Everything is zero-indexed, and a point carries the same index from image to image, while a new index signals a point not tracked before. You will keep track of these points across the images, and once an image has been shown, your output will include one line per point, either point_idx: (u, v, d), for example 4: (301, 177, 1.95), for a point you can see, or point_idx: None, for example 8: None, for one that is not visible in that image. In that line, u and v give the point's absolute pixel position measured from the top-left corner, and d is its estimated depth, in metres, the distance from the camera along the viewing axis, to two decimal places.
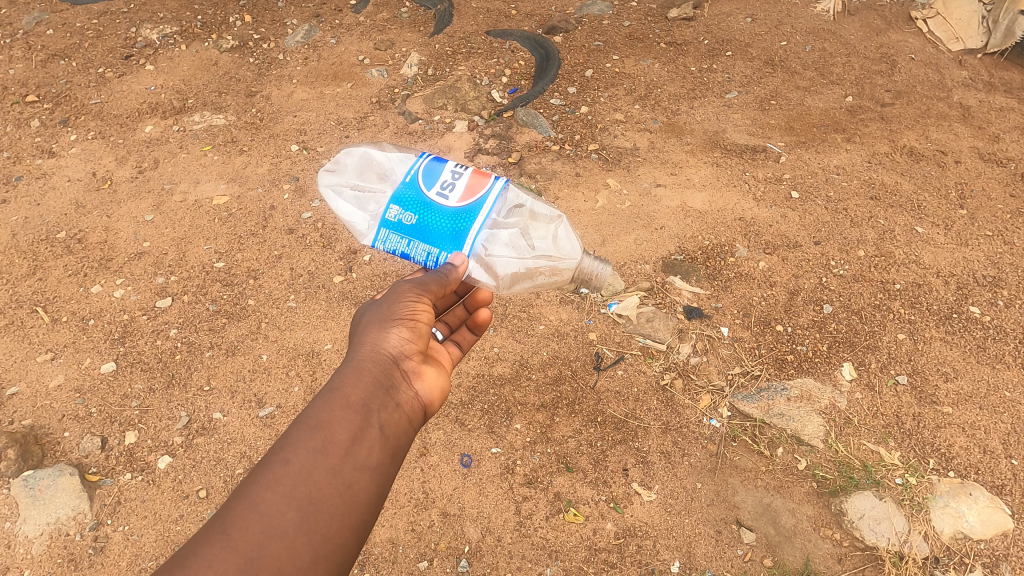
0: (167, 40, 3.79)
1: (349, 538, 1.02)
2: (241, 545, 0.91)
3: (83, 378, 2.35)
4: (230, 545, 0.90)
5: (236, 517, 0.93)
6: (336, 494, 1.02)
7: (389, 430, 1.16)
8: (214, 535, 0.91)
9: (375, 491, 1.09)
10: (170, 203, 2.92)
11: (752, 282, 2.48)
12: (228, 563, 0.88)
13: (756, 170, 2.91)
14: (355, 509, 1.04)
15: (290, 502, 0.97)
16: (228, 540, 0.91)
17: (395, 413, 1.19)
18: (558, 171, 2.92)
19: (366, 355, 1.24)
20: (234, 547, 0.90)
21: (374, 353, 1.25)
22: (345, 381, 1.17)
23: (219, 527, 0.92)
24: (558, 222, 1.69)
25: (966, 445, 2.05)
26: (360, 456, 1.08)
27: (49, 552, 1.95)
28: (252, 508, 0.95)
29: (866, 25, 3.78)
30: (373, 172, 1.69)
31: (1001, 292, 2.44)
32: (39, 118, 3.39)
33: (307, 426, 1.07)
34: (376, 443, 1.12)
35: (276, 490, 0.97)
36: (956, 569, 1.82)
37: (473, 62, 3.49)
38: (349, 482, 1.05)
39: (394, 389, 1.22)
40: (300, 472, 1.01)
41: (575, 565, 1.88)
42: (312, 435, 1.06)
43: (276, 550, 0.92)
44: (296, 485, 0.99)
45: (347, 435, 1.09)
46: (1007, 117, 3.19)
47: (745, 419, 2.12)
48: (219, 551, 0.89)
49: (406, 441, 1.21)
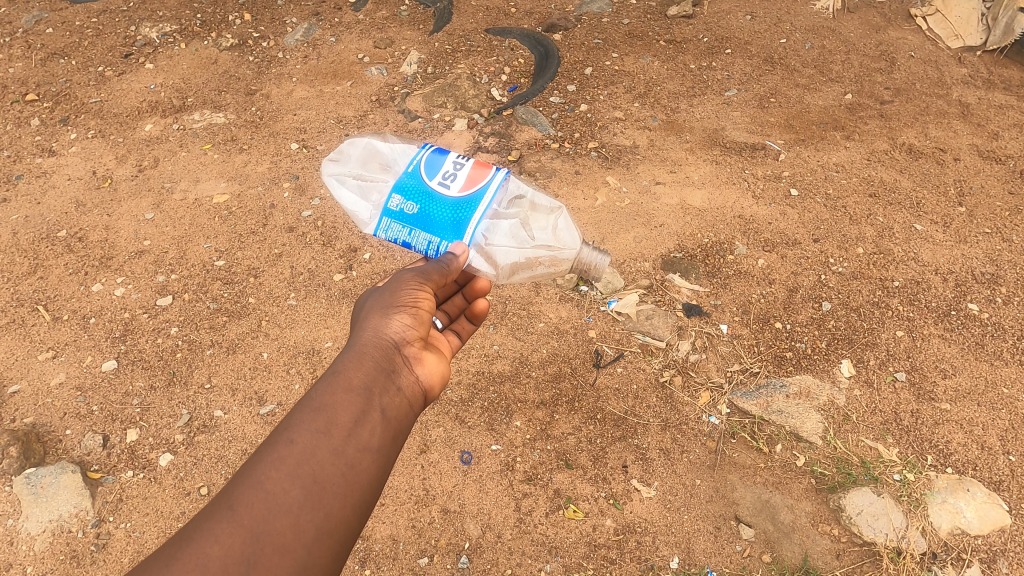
0: (166, 39, 3.79)
1: (352, 516, 1.03)
2: (247, 521, 0.92)
3: (84, 376, 2.36)
4: (236, 520, 0.92)
5: (242, 494, 0.95)
6: (340, 474, 1.03)
7: (391, 413, 1.16)
8: (220, 510, 0.93)
9: (378, 472, 1.10)
10: (170, 202, 2.92)
11: (752, 279, 2.49)
12: (234, 538, 0.90)
13: (755, 167, 2.91)
14: (358, 489, 1.05)
15: (294, 480, 0.98)
16: (234, 516, 0.92)
17: (397, 396, 1.20)
18: (558, 169, 2.92)
19: (368, 339, 1.25)
20: (240, 522, 0.92)
21: (376, 338, 1.25)
22: (347, 365, 1.18)
23: (225, 504, 0.94)
24: (558, 213, 1.71)
25: (964, 441, 2.06)
26: (362, 437, 1.09)
27: (51, 549, 1.96)
28: (257, 486, 0.96)
29: (865, 22, 3.79)
30: (377, 163, 1.70)
31: (1000, 289, 2.45)
32: (39, 117, 3.40)
33: (311, 407, 1.08)
34: (378, 425, 1.13)
35: (281, 468, 0.99)
36: (954, 564, 1.83)
37: (473, 60, 3.49)
38: (352, 462, 1.06)
39: (395, 373, 1.23)
40: (303, 452, 1.01)
41: (575, 561, 1.89)
42: (316, 416, 1.07)
43: (281, 526, 0.94)
44: (300, 463, 1.00)
45: (350, 416, 1.09)
46: (1006, 114, 3.20)
47: (744, 416, 2.13)
48: (225, 526, 0.91)
49: (408, 424, 1.22)
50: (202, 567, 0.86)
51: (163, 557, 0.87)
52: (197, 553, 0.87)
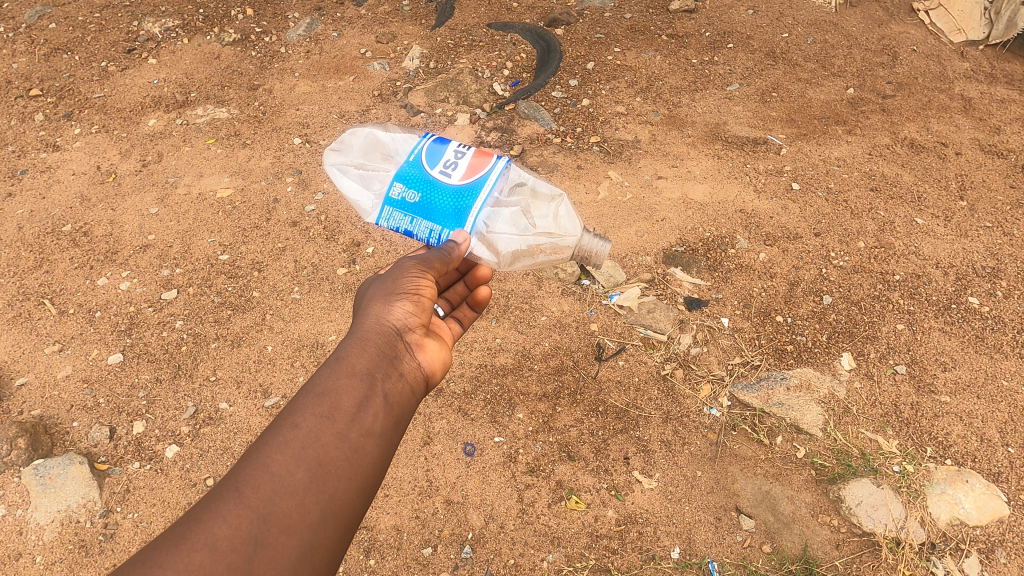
0: (168, 34, 3.80)
1: (356, 498, 1.05)
2: (254, 502, 0.94)
3: (91, 369, 2.38)
4: (243, 502, 0.94)
5: (249, 476, 0.97)
6: (344, 457, 1.05)
7: (393, 398, 1.18)
8: (228, 492, 0.94)
9: (381, 456, 1.12)
10: (174, 196, 2.94)
11: (752, 273, 2.50)
12: (242, 518, 0.92)
13: (756, 162, 2.92)
14: (362, 472, 1.07)
15: (299, 463, 1.00)
16: (242, 497, 0.94)
17: (399, 382, 1.22)
18: (560, 164, 2.93)
19: (371, 326, 1.27)
20: (247, 504, 0.93)
21: (379, 324, 1.27)
22: (349, 351, 1.20)
23: (232, 486, 0.95)
24: (559, 200, 1.71)
25: (963, 433, 2.08)
26: (365, 422, 1.11)
27: (60, 539, 1.99)
28: (263, 468, 0.98)
29: (867, 16, 3.78)
30: (378, 153, 1.72)
31: (1000, 283, 2.46)
32: (42, 112, 3.41)
33: (315, 392, 1.10)
34: (380, 410, 1.14)
35: (286, 451, 1.00)
36: (953, 554, 1.85)
37: (475, 55, 3.49)
38: (356, 446, 1.07)
39: (397, 359, 1.25)
40: (308, 436, 1.03)
41: (576, 552, 1.91)
42: (320, 401, 1.08)
43: (287, 507, 0.96)
44: (305, 447, 1.02)
45: (353, 401, 1.11)
46: (1008, 108, 3.20)
47: (745, 409, 2.15)
48: (233, 508, 0.93)
49: (411, 409, 1.24)
50: (210, 546, 0.88)
51: (172, 537, 0.89)
52: (205, 533, 0.89)
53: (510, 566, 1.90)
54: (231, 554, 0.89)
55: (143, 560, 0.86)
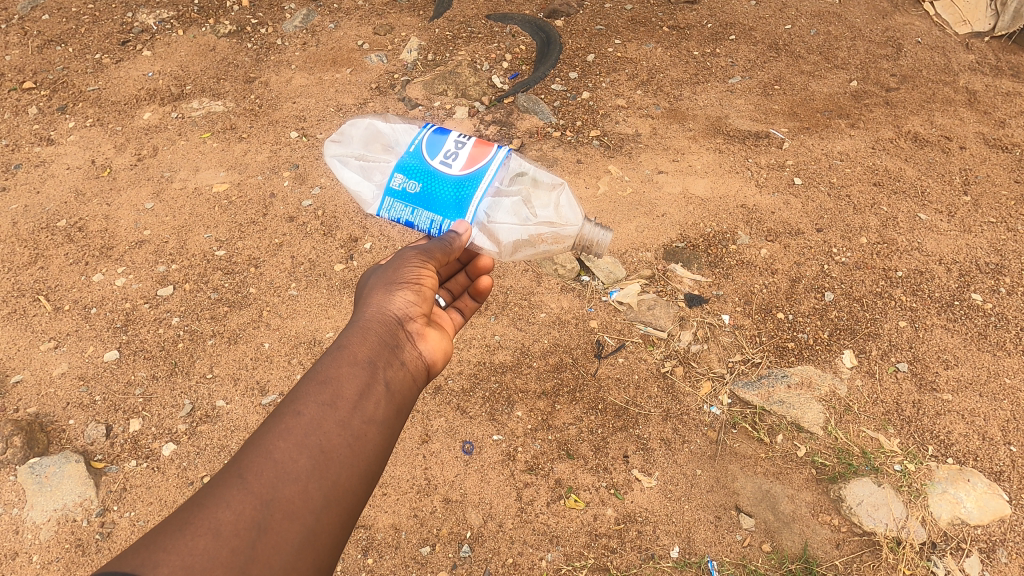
0: (163, 25, 3.75)
1: (358, 486, 1.04)
2: (258, 488, 0.93)
3: (87, 366, 2.36)
4: (247, 488, 0.92)
5: (252, 462, 0.95)
6: (346, 444, 1.04)
7: (395, 386, 1.17)
8: (231, 478, 0.93)
9: (383, 444, 1.10)
10: (170, 191, 2.91)
11: (753, 270, 2.47)
12: (245, 504, 0.90)
13: (758, 156, 2.88)
14: (364, 460, 1.05)
15: (302, 449, 0.99)
16: (245, 483, 0.93)
17: (401, 370, 1.20)
18: (559, 158, 2.90)
19: (372, 315, 1.25)
20: (250, 489, 0.92)
21: (380, 314, 1.26)
22: (350, 340, 1.18)
23: (234, 472, 0.94)
24: (560, 189, 1.67)
25: (965, 432, 2.06)
26: (367, 410, 1.09)
27: (57, 538, 1.98)
28: (267, 455, 0.96)
29: (872, 7, 3.73)
30: (378, 144, 1.68)
31: (1004, 279, 2.44)
32: (37, 105, 3.37)
33: (316, 380, 1.09)
34: (382, 399, 1.13)
35: (288, 438, 0.99)
36: (954, 554, 1.84)
37: (474, 47, 3.45)
38: (358, 434, 1.06)
39: (399, 348, 1.24)
40: (311, 423, 1.02)
41: (575, 550, 1.90)
42: (322, 389, 1.07)
43: (290, 493, 0.94)
44: (307, 434, 1.01)
45: (355, 389, 1.10)
46: (1013, 101, 3.16)
47: (745, 407, 2.13)
48: (236, 493, 0.91)
49: (411, 399, 1.22)
50: (214, 530, 0.87)
51: (175, 522, 0.87)
52: (209, 517, 0.88)
53: (509, 565, 1.89)
54: (235, 539, 0.87)
55: (147, 544, 0.84)
